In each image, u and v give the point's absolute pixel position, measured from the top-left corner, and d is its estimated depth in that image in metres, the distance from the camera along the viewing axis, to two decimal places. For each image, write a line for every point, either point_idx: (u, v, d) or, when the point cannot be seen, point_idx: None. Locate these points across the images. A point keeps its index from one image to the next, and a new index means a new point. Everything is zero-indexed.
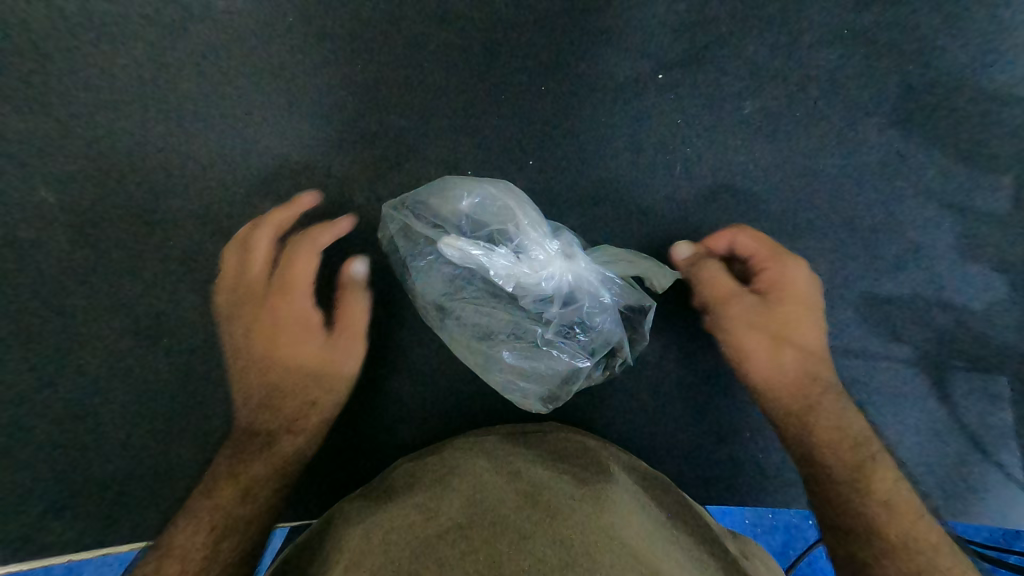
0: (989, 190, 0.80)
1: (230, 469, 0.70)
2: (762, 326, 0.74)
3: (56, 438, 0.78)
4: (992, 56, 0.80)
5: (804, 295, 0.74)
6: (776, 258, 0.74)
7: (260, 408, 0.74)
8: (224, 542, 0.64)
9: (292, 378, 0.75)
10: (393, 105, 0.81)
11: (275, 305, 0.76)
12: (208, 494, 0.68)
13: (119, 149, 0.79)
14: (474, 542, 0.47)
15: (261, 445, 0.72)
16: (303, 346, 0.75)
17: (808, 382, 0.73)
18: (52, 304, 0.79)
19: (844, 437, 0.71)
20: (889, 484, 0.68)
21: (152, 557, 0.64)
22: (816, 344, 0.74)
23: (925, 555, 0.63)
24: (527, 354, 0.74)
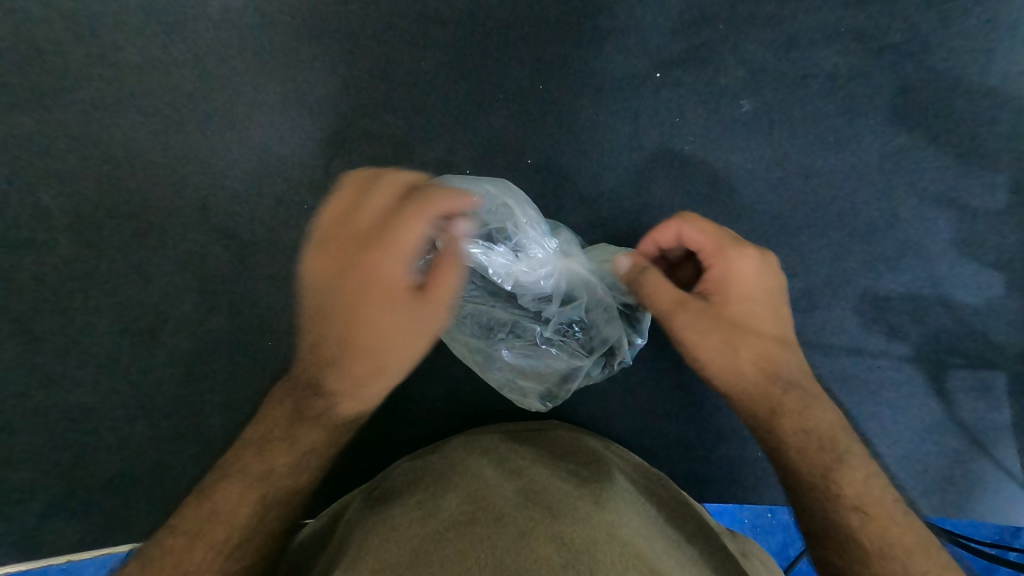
0: (986, 189, 0.81)
1: (291, 432, 0.58)
2: (710, 331, 0.62)
3: (53, 438, 0.77)
4: (989, 55, 0.80)
5: (754, 289, 0.62)
6: (720, 251, 0.63)
7: (318, 364, 0.59)
8: (272, 514, 0.55)
9: (366, 340, 0.57)
10: (394, 103, 0.80)
11: (368, 255, 0.57)
12: (261, 457, 0.57)
13: (119, 146, 0.79)
14: (474, 541, 0.47)
15: (324, 404, 0.58)
16: (387, 314, 0.57)
17: (765, 384, 0.61)
18: (50, 303, 0.78)
19: (811, 437, 0.60)
20: (862, 483, 0.58)
21: (192, 514, 0.55)
22: (773, 346, 0.62)
23: (901, 563, 0.54)
24: (526, 352, 0.75)
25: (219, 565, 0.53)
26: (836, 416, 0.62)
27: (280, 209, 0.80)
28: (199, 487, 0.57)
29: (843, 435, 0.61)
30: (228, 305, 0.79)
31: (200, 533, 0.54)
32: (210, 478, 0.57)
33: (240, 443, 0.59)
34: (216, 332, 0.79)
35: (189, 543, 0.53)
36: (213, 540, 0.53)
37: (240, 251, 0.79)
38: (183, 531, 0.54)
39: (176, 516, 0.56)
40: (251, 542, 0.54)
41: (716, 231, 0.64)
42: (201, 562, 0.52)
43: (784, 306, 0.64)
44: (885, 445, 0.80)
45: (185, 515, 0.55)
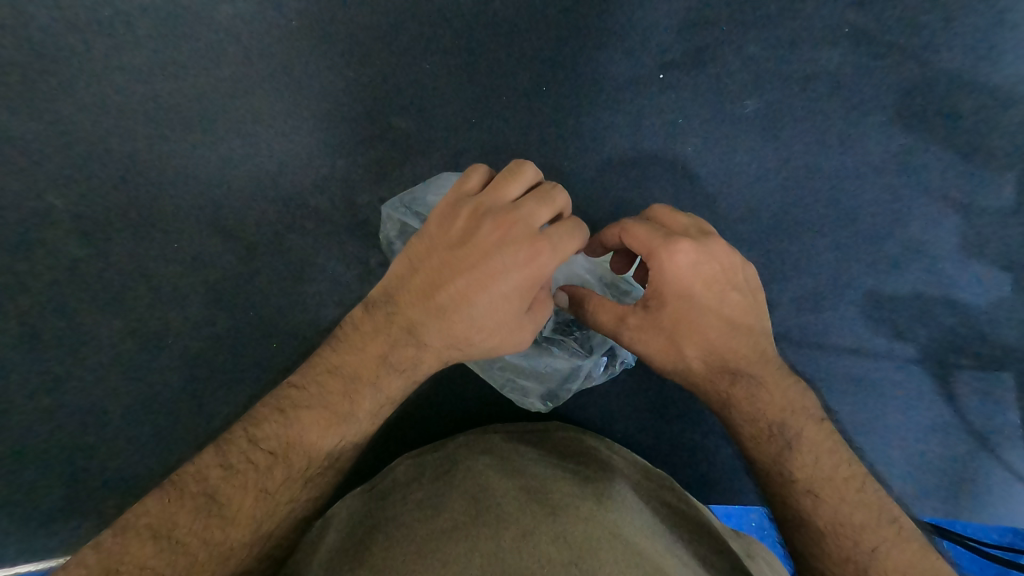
0: (992, 189, 0.80)
1: (377, 379, 0.58)
2: (650, 336, 0.59)
3: (58, 438, 0.78)
4: (993, 55, 0.80)
5: (688, 287, 0.57)
6: (651, 253, 0.57)
7: (427, 313, 0.58)
8: (343, 454, 0.57)
9: (483, 316, 0.57)
10: (398, 106, 0.81)
11: (528, 248, 0.55)
12: (349, 398, 0.56)
13: (126, 148, 0.79)
14: (476, 541, 0.47)
15: (412, 354, 0.59)
16: (512, 303, 0.57)
17: (713, 375, 0.59)
18: (55, 305, 0.79)
19: (760, 424, 0.57)
20: (814, 464, 0.55)
21: (276, 432, 0.54)
22: (720, 336, 0.58)
23: (852, 542, 0.52)
24: (525, 354, 0.74)
25: (293, 490, 0.54)
26: (795, 399, 0.58)
27: (286, 212, 0.80)
28: (279, 401, 0.56)
29: (798, 415, 0.58)
30: (235, 307, 0.80)
31: (282, 456, 0.53)
32: (291, 395, 0.56)
33: (323, 366, 0.58)
34: (222, 335, 0.79)
35: (271, 462, 0.53)
36: (293, 466, 0.53)
37: (246, 255, 0.80)
38: (267, 449, 0.53)
39: (253, 422, 0.54)
40: (319, 476, 0.56)
41: (647, 229, 0.58)
42: (279, 485, 0.53)
43: (734, 287, 0.59)
44: (889, 446, 0.80)
45: (265, 428, 0.54)
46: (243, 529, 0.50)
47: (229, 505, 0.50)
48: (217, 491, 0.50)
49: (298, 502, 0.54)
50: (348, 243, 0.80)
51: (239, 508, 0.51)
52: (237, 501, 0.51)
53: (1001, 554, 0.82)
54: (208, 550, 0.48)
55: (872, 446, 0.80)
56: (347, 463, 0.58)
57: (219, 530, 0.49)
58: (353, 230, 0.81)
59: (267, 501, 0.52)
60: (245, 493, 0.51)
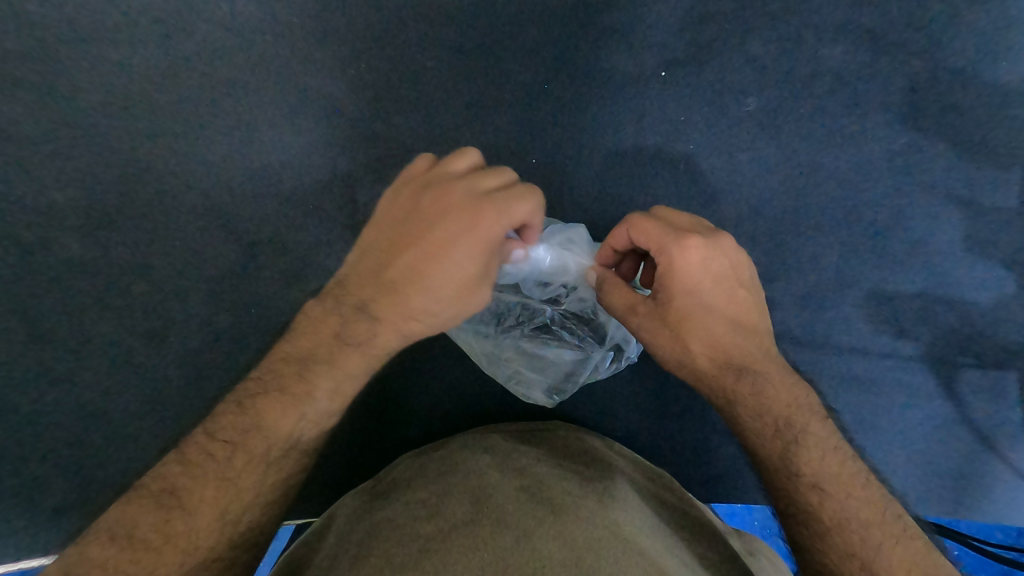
0: (997, 186, 0.80)
1: (331, 357, 0.55)
2: (656, 330, 0.59)
3: (58, 430, 0.78)
4: (998, 51, 0.80)
5: (696, 281, 0.57)
6: (661, 248, 0.57)
7: (379, 288, 0.57)
8: (308, 437, 0.54)
9: (437, 286, 0.56)
10: (401, 104, 0.81)
11: (474, 212, 0.55)
12: (303, 379, 0.54)
13: (127, 145, 0.80)
14: (478, 539, 0.47)
15: (366, 329, 0.57)
16: (465, 270, 0.56)
17: (717, 372, 0.58)
18: (55, 299, 0.79)
19: (766, 420, 0.56)
20: (820, 460, 0.54)
21: (231, 422, 0.52)
22: (726, 333, 0.58)
23: (859, 536, 0.51)
24: (532, 343, 0.75)
25: (258, 476, 0.51)
26: (801, 395, 0.58)
27: (288, 209, 0.80)
28: (237, 394, 0.54)
29: (803, 412, 0.57)
30: (235, 304, 0.80)
31: (240, 443, 0.51)
32: (248, 387, 0.54)
33: (278, 355, 0.56)
34: (222, 331, 0.79)
35: (229, 452, 0.51)
36: (253, 451, 0.51)
37: (247, 252, 0.80)
38: (224, 439, 0.51)
39: (211, 417, 0.53)
40: (286, 458, 0.53)
41: (656, 226, 0.58)
42: (242, 471, 0.51)
43: (741, 285, 0.59)
44: (892, 444, 0.80)
45: (222, 421, 0.53)
46: (208, 518, 0.49)
47: (189, 498, 0.49)
48: (176, 487, 0.49)
49: (269, 487, 0.52)
50: (348, 239, 0.80)
51: (199, 499, 0.49)
52: (198, 493, 0.49)
53: (1003, 552, 0.82)
54: (170, 543, 0.47)
55: (873, 445, 0.80)
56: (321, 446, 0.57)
57: (179, 522, 0.48)
58: (354, 227, 0.80)
59: (229, 490, 0.50)
60: (205, 484, 0.49)
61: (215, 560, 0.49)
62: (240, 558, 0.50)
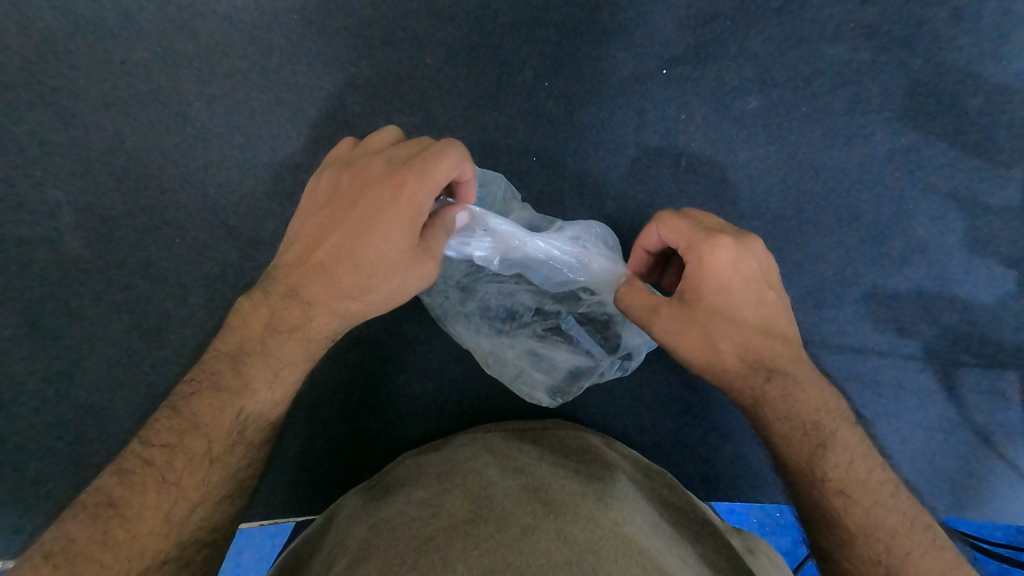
0: (999, 184, 0.80)
1: (266, 347, 0.56)
2: (685, 330, 0.58)
3: (52, 428, 0.78)
4: (1001, 50, 0.80)
5: (726, 281, 0.57)
6: (692, 247, 0.58)
7: (309, 270, 0.57)
8: (253, 430, 0.55)
9: (366, 260, 0.57)
10: (401, 102, 0.81)
11: (396, 180, 0.56)
12: (239, 372, 0.54)
13: (126, 143, 0.80)
14: (483, 536, 0.47)
15: (300, 313, 0.57)
16: (392, 242, 0.56)
17: (747, 372, 0.57)
18: (52, 296, 0.79)
19: (794, 422, 0.56)
20: (848, 465, 0.54)
21: (167, 425, 0.51)
22: (756, 334, 0.57)
23: (885, 544, 0.51)
24: (543, 343, 0.75)
25: (201, 475, 0.51)
26: (833, 399, 0.57)
27: (287, 207, 0.80)
28: (170, 397, 0.53)
29: (833, 417, 0.56)
30: (230, 301, 0.79)
31: (179, 445, 0.50)
32: (182, 388, 0.53)
33: (208, 354, 0.56)
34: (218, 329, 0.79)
35: (169, 455, 0.50)
36: (194, 451, 0.51)
37: (245, 250, 0.80)
38: (160, 443, 0.50)
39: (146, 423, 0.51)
40: (231, 454, 0.53)
41: (690, 222, 0.59)
42: (182, 473, 0.50)
43: (770, 288, 0.59)
44: (893, 444, 0.80)
45: (156, 425, 0.51)
46: (153, 522, 0.48)
47: (129, 506, 0.47)
48: (114, 496, 0.47)
49: (213, 486, 0.51)
50: None
51: (141, 506, 0.48)
52: (138, 500, 0.48)
53: (1004, 552, 0.82)
54: (111, 551, 0.46)
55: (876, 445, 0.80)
56: (270, 437, 0.57)
57: (120, 531, 0.46)
58: None
59: (171, 492, 0.49)
60: (144, 491, 0.48)
61: (166, 562, 0.48)
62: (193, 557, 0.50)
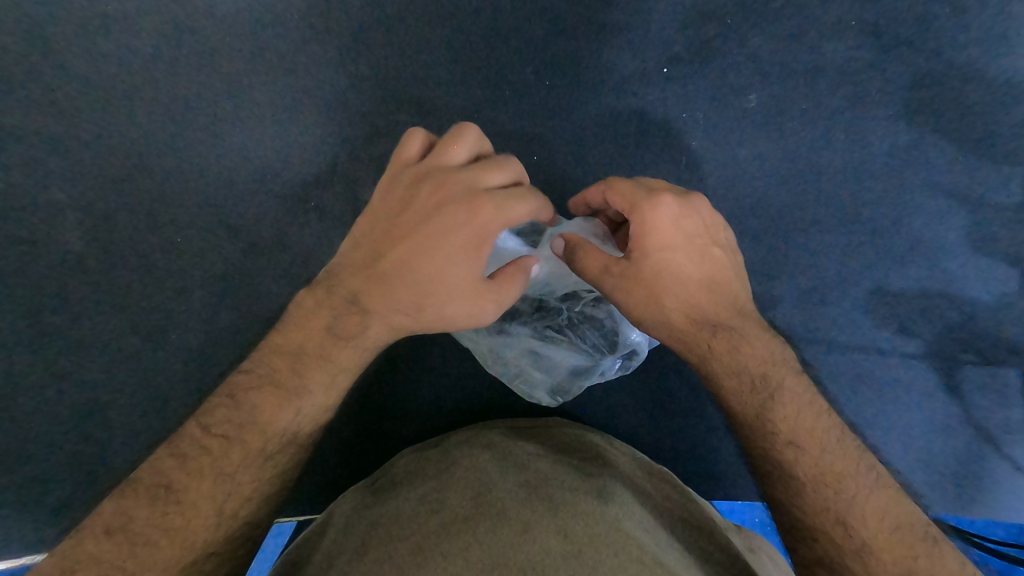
0: (1000, 182, 0.80)
1: (325, 352, 0.56)
2: (630, 286, 0.57)
3: (60, 428, 0.78)
4: (1001, 47, 0.79)
5: (670, 241, 0.56)
6: (635, 208, 0.57)
7: (369, 279, 0.56)
8: (305, 432, 0.55)
9: (426, 278, 0.55)
10: (403, 103, 0.81)
11: (472, 206, 0.54)
12: (298, 373, 0.54)
13: (131, 144, 0.80)
14: (477, 532, 0.47)
15: (357, 322, 0.56)
16: (457, 264, 0.54)
17: (694, 331, 0.57)
18: (56, 296, 0.79)
19: (743, 378, 0.56)
20: (796, 416, 0.54)
21: (226, 417, 0.52)
22: (700, 289, 0.57)
23: (833, 490, 0.51)
24: (544, 342, 0.74)
25: (255, 470, 0.51)
26: (778, 348, 0.57)
27: (290, 208, 0.80)
28: (229, 386, 0.54)
29: (779, 368, 0.56)
30: (238, 301, 0.80)
31: (237, 438, 0.51)
32: (240, 380, 0.54)
33: (270, 347, 0.56)
34: (223, 328, 0.79)
35: (226, 446, 0.51)
36: (250, 445, 0.52)
37: (248, 251, 0.80)
38: (219, 433, 0.51)
39: (204, 411, 0.53)
40: (284, 452, 0.53)
41: (631, 184, 0.58)
42: (239, 466, 0.51)
43: (715, 245, 0.58)
44: (895, 442, 0.80)
45: (217, 414, 0.53)
46: (204, 511, 0.49)
47: (186, 492, 0.49)
48: (174, 480, 0.49)
49: (264, 483, 0.52)
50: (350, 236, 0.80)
51: (196, 493, 0.49)
52: (194, 487, 0.49)
53: (1010, 551, 0.82)
54: (168, 538, 0.47)
55: (876, 444, 0.80)
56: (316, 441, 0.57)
57: (177, 516, 0.48)
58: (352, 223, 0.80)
59: (226, 484, 0.50)
60: (202, 478, 0.50)
61: (212, 555, 0.49)
62: (236, 551, 0.51)
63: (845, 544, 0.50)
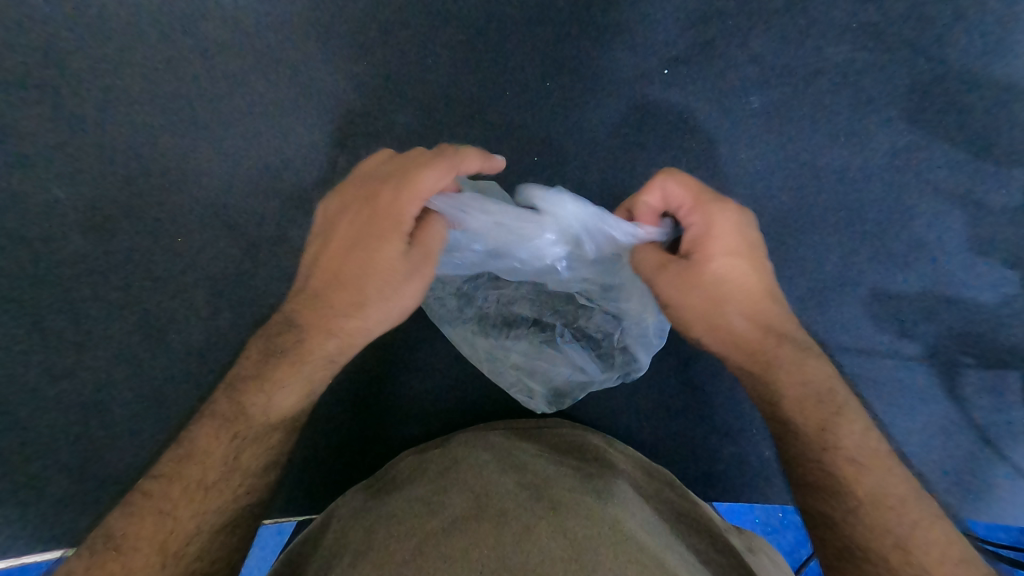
0: (999, 184, 0.80)
1: (259, 371, 0.56)
2: (693, 290, 0.58)
3: (54, 432, 0.78)
4: (1001, 49, 0.79)
5: (735, 246, 0.58)
6: (701, 208, 0.58)
7: (305, 299, 0.58)
8: (251, 458, 0.54)
9: (352, 273, 0.57)
10: (401, 102, 0.81)
11: (373, 199, 0.58)
12: (234, 399, 0.55)
13: (129, 144, 0.80)
14: (480, 533, 0.47)
15: (295, 337, 0.57)
16: (378, 251, 0.57)
17: (757, 339, 0.58)
18: (53, 298, 0.79)
19: (808, 391, 0.56)
20: (859, 437, 0.55)
21: (167, 459, 0.53)
22: (764, 299, 0.58)
23: (895, 514, 0.51)
24: (540, 353, 0.73)
25: (197, 504, 0.51)
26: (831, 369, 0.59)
27: (290, 208, 0.80)
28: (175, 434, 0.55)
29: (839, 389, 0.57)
30: (233, 303, 0.79)
31: (176, 475, 0.52)
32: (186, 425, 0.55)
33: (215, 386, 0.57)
34: (219, 329, 0.79)
35: (165, 486, 0.51)
36: (189, 479, 0.52)
37: (246, 252, 0.80)
38: (160, 475, 0.52)
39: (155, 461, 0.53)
40: (228, 480, 0.53)
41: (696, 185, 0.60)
42: (179, 504, 0.51)
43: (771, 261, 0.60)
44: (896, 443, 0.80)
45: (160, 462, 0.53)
46: (146, 554, 0.49)
47: (126, 539, 0.49)
48: (113, 531, 0.49)
49: (210, 515, 0.51)
50: None
51: (136, 539, 0.49)
52: (135, 532, 0.49)
53: (1008, 553, 0.82)
54: None
55: None
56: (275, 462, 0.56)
57: (115, 563, 0.48)
58: None
59: (166, 522, 0.50)
60: (140, 522, 0.50)
61: None
62: None
63: (902, 569, 0.49)
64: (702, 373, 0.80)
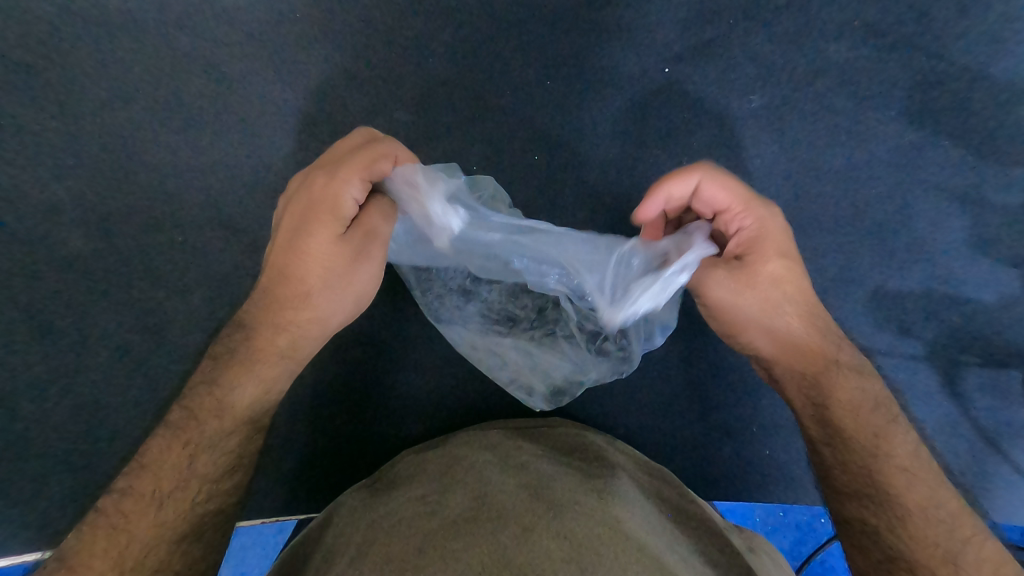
0: (1000, 183, 0.80)
1: (214, 375, 0.57)
2: (744, 295, 0.57)
3: (47, 432, 0.78)
4: (1002, 49, 0.80)
5: (786, 247, 0.57)
6: (750, 208, 0.58)
7: (260, 294, 0.58)
8: (207, 465, 0.55)
9: (290, 264, 0.56)
10: (401, 101, 0.80)
11: (307, 187, 0.57)
12: (183, 408, 0.56)
13: (127, 142, 0.80)
14: (482, 533, 0.47)
15: (252, 334, 0.57)
16: (311, 240, 0.55)
17: (812, 344, 0.58)
18: (51, 296, 0.79)
19: (865, 398, 0.58)
20: (911, 449, 0.57)
21: (124, 475, 0.53)
22: (810, 300, 0.58)
23: (945, 528, 0.54)
24: (535, 347, 0.72)
25: (150, 516, 0.52)
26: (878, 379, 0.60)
27: None
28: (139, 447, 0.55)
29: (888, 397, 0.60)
30: (230, 302, 0.79)
31: (129, 490, 0.52)
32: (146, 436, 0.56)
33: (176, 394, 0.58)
34: (216, 328, 0.79)
35: (119, 500, 0.52)
36: (140, 492, 0.52)
37: (244, 250, 0.80)
38: (117, 490, 0.53)
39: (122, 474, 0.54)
40: (184, 489, 0.53)
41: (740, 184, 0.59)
42: (132, 519, 0.51)
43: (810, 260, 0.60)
44: None
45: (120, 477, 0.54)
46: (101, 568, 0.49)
47: (80, 559, 0.50)
48: (68, 553, 0.50)
49: (164, 527, 0.52)
50: None
51: (90, 557, 0.50)
52: (90, 550, 0.50)
53: None
54: None
55: None
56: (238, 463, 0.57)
57: None
58: None
59: (119, 536, 0.50)
60: (94, 540, 0.50)
61: None
62: None
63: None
64: (703, 372, 0.80)
